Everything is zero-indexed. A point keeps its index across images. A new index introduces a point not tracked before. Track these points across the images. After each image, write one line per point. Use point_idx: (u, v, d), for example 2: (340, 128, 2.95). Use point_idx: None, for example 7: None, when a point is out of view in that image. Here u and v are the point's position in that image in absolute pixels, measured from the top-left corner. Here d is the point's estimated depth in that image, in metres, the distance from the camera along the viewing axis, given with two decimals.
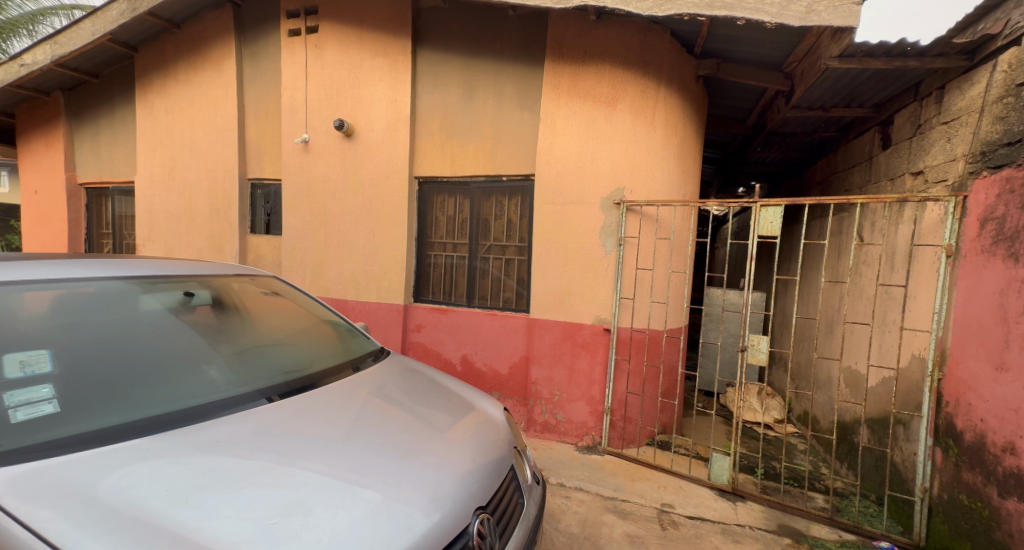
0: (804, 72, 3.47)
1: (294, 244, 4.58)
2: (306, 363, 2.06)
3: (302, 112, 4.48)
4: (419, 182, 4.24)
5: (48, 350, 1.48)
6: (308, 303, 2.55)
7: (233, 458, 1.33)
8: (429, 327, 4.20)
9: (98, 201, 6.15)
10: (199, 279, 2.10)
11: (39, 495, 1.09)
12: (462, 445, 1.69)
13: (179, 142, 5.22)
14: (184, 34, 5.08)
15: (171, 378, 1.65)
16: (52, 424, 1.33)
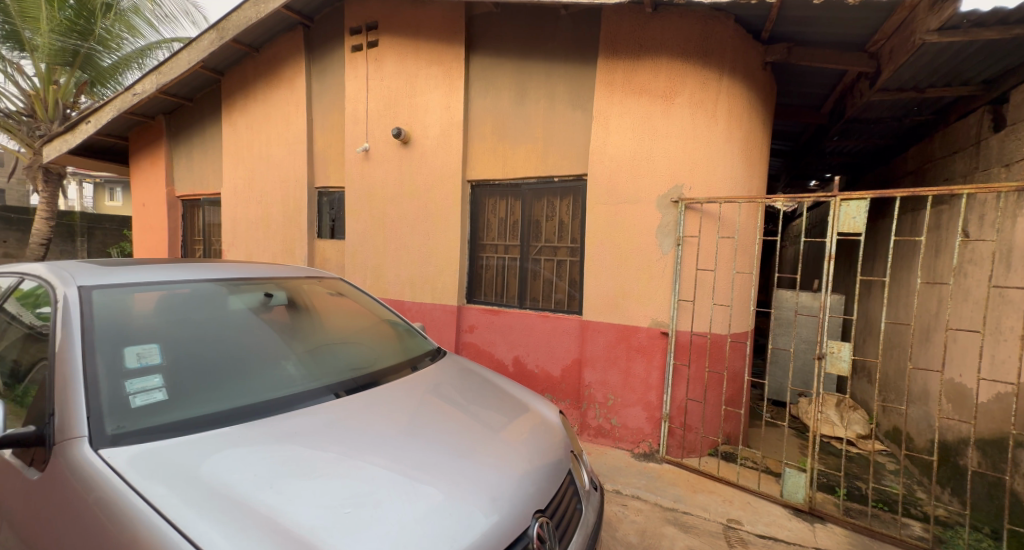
0: (894, 50, 3.17)
1: (356, 248, 4.82)
2: (370, 361, 2.16)
3: (363, 123, 4.71)
4: (471, 185, 4.32)
5: (157, 344, 1.66)
6: (368, 303, 2.67)
7: (310, 449, 1.41)
8: (482, 328, 4.25)
9: (191, 211, 6.83)
10: (274, 282, 2.26)
11: (153, 473, 1.21)
12: (518, 446, 1.69)
13: (257, 155, 5.67)
14: (261, 57, 5.53)
15: (254, 372, 1.78)
16: (162, 410, 1.48)
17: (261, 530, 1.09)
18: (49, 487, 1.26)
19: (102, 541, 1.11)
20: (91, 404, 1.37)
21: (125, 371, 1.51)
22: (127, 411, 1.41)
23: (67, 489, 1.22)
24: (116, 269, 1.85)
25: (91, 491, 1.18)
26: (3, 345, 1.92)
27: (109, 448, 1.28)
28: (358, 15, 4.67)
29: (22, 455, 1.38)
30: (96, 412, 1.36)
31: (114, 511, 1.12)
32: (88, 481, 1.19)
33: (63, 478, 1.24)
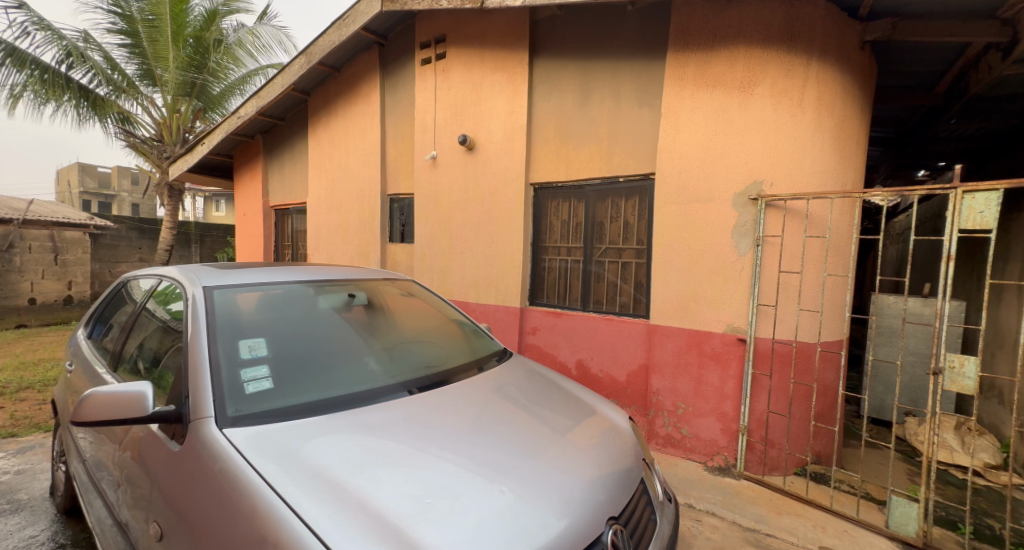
0: None
1: (424, 251, 5.02)
2: (443, 359, 2.24)
3: (432, 131, 4.90)
4: (535, 188, 4.33)
5: (263, 338, 1.85)
6: (436, 303, 2.76)
7: (395, 440, 1.48)
8: (544, 330, 4.24)
9: (281, 219, 7.51)
10: (355, 284, 2.42)
11: (264, 452, 1.34)
12: (588, 450, 1.67)
13: (337, 166, 6.10)
14: (341, 76, 5.96)
15: (342, 366, 1.91)
16: (269, 396, 1.63)
17: (354, 513, 1.16)
18: (182, 458, 1.43)
19: (225, 509, 1.23)
20: (215, 389, 1.54)
21: (240, 361, 1.69)
22: (242, 396, 1.58)
23: (197, 460, 1.38)
24: (229, 273, 2.08)
25: (217, 462, 1.32)
26: (144, 336, 2.23)
27: (230, 427, 1.44)
28: (427, 30, 4.88)
29: (161, 428, 1.58)
30: (220, 396, 1.53)
31: (236, 481, 1.25)
32: (215, 454, 1.35)
33: (195, 450, 1.40)
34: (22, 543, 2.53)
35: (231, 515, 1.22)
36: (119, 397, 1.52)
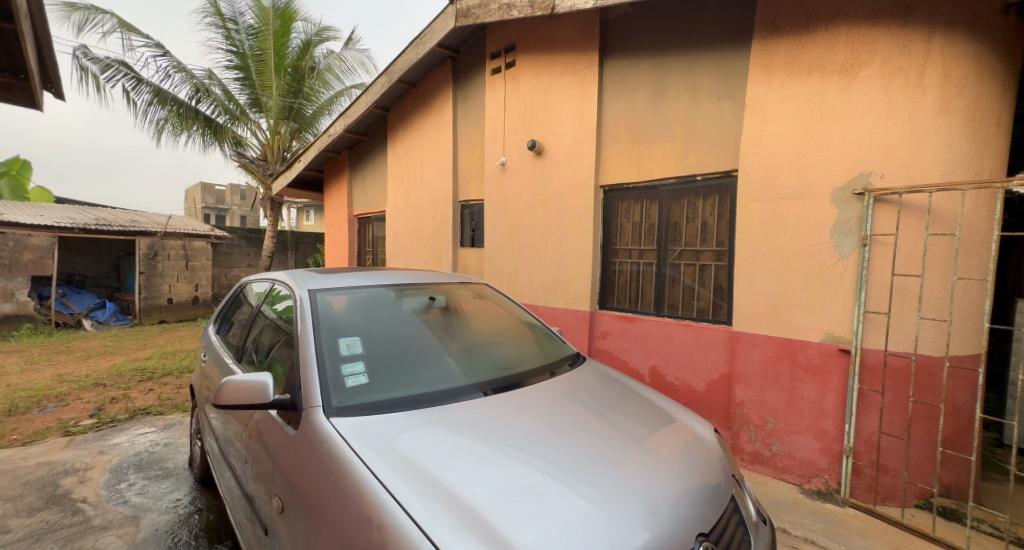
0: None
1: (493, 255, 5.11)
2: (520, 362, 2.26)
3: (502, 138, 4.98)
4: (604, 190, 4.23)
5: (358, 337, 1.99)
6: (507, 306, 2.79)
7: (479, 438, 1.52)
8: (615, 335, 4.12)
9: (363, 227, 8.06)
10: (432, 288, 2.52)
11: (363, 441, 1.44)
12: (673, 460, 1.59)
13: (413, 176, 6.42)
14: (417, 91, 6.27)
15: (425, 365, 2.00)
16: (365, 390, 1.75)
17: (445, 503, 1.20)
18: (296, 441, 1.58)
19: (332, 489, 1.34)
20: (321, 383, 1.69)
21: (341, 357, 1.84)
22: (343, 390, 1.71)
23: (309, 445, 1.51)
24: (326, 278, 2.27)
25: (325, 447, 1.44)
26: (259, 332, 2.50)
27: (335, 416, 1.57)
28: (498, 39, 4.99)
29: (279, 414, 1.75)
30: (325, 388, 1.68)
31: (342, 465, 1.36)
32: (324, 440, 1.47)
33: (306, 435, 1.55)
34: (171, 504, 2.94)
35: (338, 496, 1.31)
36: (242, 384, 1.68)
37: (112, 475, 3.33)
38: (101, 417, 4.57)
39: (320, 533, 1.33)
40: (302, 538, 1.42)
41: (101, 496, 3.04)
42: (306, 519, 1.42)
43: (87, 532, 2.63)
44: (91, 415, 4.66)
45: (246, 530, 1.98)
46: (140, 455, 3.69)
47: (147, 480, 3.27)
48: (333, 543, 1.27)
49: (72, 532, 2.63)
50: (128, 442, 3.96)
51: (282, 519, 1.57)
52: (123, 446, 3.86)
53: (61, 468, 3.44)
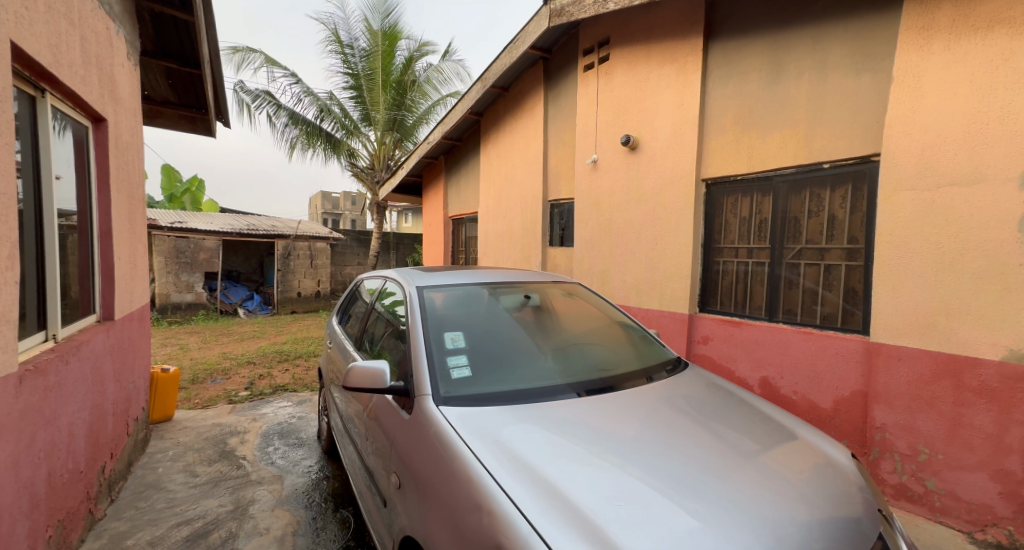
0: None
1: (583, 254, 5.00)
2: (620, 364, 2.17)
3: (593, 135, 4.86)
4: (706, 184, 3.92)
5: (461, 331, 2.07)
6: (600, 305, 2.70)
7: (582, 438, 1.49)
8: (718, 340, 3.80)
9: (457, 228, 8.42)
10: (525, 287, 2.53)
11: (469, 431, 1.48)
12: (801, 485, 1.40)
13: (504, 177, 6.55)
14: (509, 93, 6.39)
15: (522, 362, 2.01)
16: (469, 382, 1.81)
17: (551, 499, 1.19)
18: (409, 425, 1.69)
19: (443, 472, 1.40)
20: (430, 372, 1.79)
21: (446, 349, 1.93)
22: (449, 380, 1.79)
23: (421, 428, 1.60)
24: (429, 277, 2.40)
25: (436, 433, 1.52)
26: (372, 324, 2.72)
27: (443, 405, 1.64)
28: (591, 34, 4.87)
29: (394, 399, 1.89)
30: (434, 378, 1.77)
31: (450, 452, 1.41)
32: (434, 426, 1.55)
33: (418, 420, 1.64)
34: (306, 469, 3.33)
35: (448, 480, 1.36)
36: (364, 370, 1.83)
37: (263, 439, 3.88)
38: (252, 390, 5.39)
39: (431, 514, 1.40)
40: (416, 514, 1.50)
41: (256, 455, 3.56)
42: (419, 497, 1.50)
43: (246, 484, 3.09)
44: (245, 387, 5.53)
45: (366, 499, 2.16)
46: (283, 424, 4.26)
47: (287, 446, 3.75)
48: (444, 524, 1.33)
49: (237, 482, 3.12)
50: (273, 412, 4.59)
51: (398, 495, 1.68)
52: (269, 415, 4.49)
53: (226, 429, 4.10)
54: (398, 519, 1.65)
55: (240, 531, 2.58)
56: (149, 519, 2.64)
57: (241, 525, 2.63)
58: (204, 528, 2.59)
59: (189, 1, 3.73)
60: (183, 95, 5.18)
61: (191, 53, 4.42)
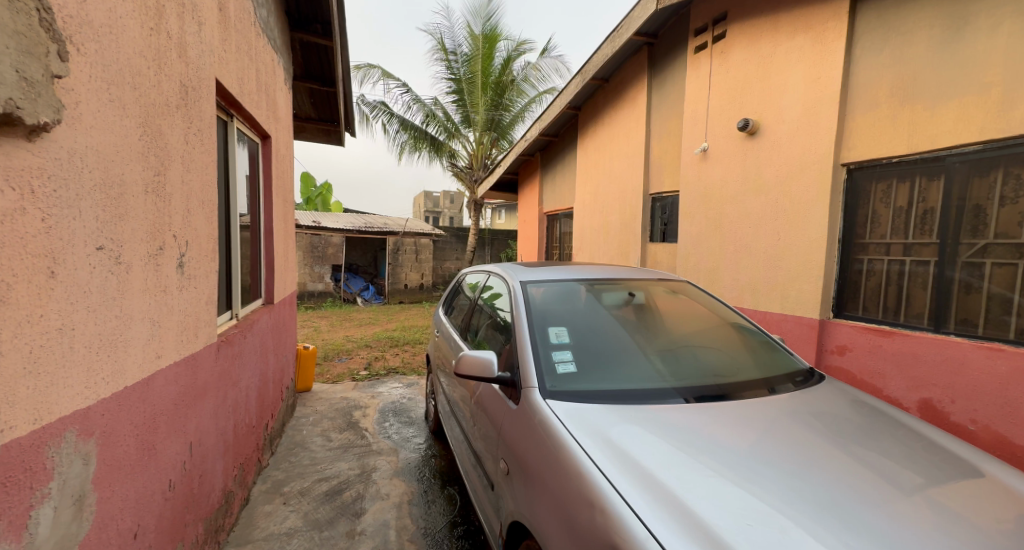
0: None
1: (689, 250, 4.72)
2: (735, 370, 2.04)
3: (704, 122, 4.55)
4: (848, 168, 3.45)
5: (564, 328, 2.11)
6: (709, 305, 2.54)
7: (697, 446, 1.43)
8: (859, 351, 3.34)
9: (551, 224, 8.49)
10: (628, 285, 2.48)
11: (580, 428, 1.51)
12: (982, 533, 1.19)
13: (603, 171, 6.43)
14: (609, 85, 6.25)
15: (628, 362, 1.98)
16: (574, 378, 1.84)
17: (671, 508, 1.17)
18: (517, 416, 1.77)
19: (553, 465, 1.45)
20: (537, 366, 1.86)
21: (551, 345, 1.98)
22: (555, 375, 1.84)
23: (530, 420, 1.67)
24: (532, 274, 2.48)
25: (545, 426, 1.57)
26: (476, 316, 2.88)
27: (550, 398, 1.70)
28: (704, 13, 4.55)
29: (501, 389, 1.98)
30: (540, 372, 1.83)
31: (561, 446, 1.46)
32: (543, 419, 1.60)
33: (526, 411, 1.71)
34: (417, 446, 3.65)
35: (559, 474, 1.41)
36: (474, 359, 1.96)
37: (380, 415, 4.34)
38: (370, 370, 6.04)
39: (542, 504, 1.46)
40: (524, 502, 1.57)
41: (376, 429, 3.99)
42: (528, 485, 1.57)
43: (370, 453, 3.50)
44: (364, 368, 6.21)
45: (473, 480, 2.31)
46: (396, 403, 4.71)
47: (400, 423, 4.14)
48: (555, 515, 1.37)
49: (362, 450, 3.54)
50: (386, 391, 5.11)
51: (506, 482, 1.77)
52: (384, 394, 4.99)
53: (351, 403, 4.64)
54: (506, 504, 1.75)
55: (367, 493, 2.93)
56: (299, 472, 3.13)
57: (367, 488, 2.98)
58: (338, 487, 2.98)
59: (330, 28, 4.25)
60: (321, 110, 5.92)
61: (327, 74, 5.05)
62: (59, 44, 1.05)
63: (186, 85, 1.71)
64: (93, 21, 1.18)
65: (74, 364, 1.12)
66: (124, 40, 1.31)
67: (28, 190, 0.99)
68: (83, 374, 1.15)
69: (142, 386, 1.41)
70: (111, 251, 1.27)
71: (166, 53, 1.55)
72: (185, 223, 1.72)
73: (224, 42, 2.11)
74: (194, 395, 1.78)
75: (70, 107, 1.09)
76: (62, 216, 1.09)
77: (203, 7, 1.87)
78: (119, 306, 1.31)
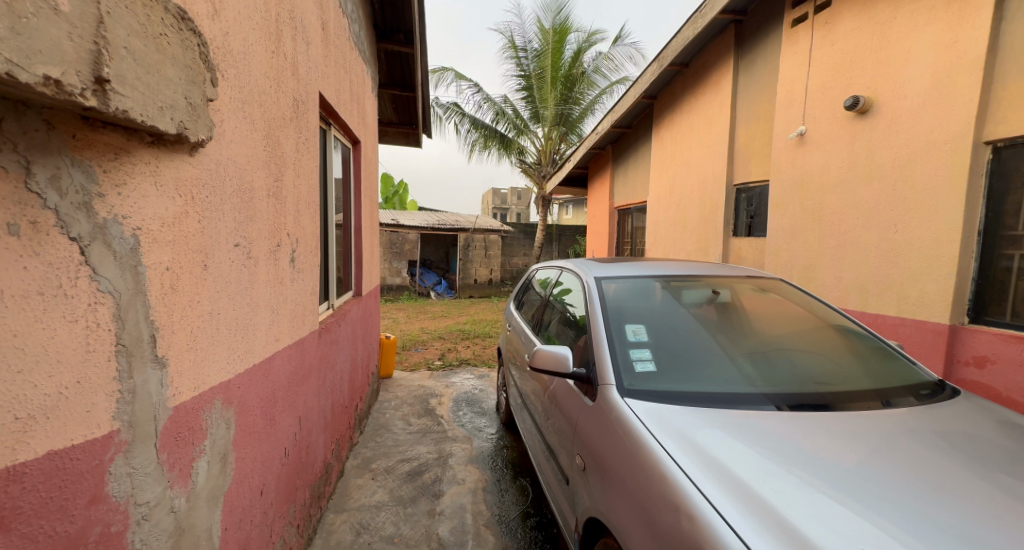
0: None
1: (781, 245, 4.37)
2: (837, 378, 1.86)
3: (802, 104, 4.17)
4: (994, 146, 2.89)
5: (642, 325, 2.07)
6: (805, 305, 2.34)
7: (793, 457, 1.34)
8: (1004, 363, 2.78)
9: (622, 218, 8.28)
10: (710, 283, 2.36)
11: (663, 429, 1.48)
12: None
13: (680, 162, 6.14)
14: (690, 69, 5.93)
15: (712, 363, 1.90)
16: (654, 377, 1.80)
17: (771, 521, 1.11)
18: (594, 412, 1.76)
19: (633, 464, 1.43)
20: (614, 364, 1.84)
21: (629, 342, 1.95)
22: (633, 373, 1.81)
23: (607, 417, 1.66)
24: (606, 271, 2.44)
25: (624, 425, 1.56)
26: (547, 311, 2.90)
27: (629, 397, 1.68)
28: None
29: (576, 384, 1.99)
30: (618, 370, 1.81)
31: (642, 446, 1.43)
32: (622, 418, 1.59)
33: (603, 408, 1.71)
34: (489, 436, 3.76)
35: (640, 474, 1.39)
36: (549, 354, 1.99)
37: (454, 404, 4.53)
38: (443, 361, 6.32)
39: (621, 504, 1.45)
40: (602, 500, 1.57)
41: (450, 417, 4.18)
42: (605, 482, 1.57)
43: (446, 439, 3.67)
44: (438, 358, 6.51)
45: (546, 473, 2.35)
46: (469, 393, 4.89)
47: (473, 413, 4.29)
48: (636, 515, 1.36)
49: (439, 436, 3.72)
50: (459, 382, 5.32)
51: (582, 479, 1.77)
52: (457, 384, 5.21)
53: (427, 391, 4.90)
54: (582, 501, 1.75)
55: (444, 476, 3.09)
56: (384, 451, 3.39)
57: (444, 472, 3.14)
58: (417, 468, 3.17)
59: (411, 35, 4.47)
60: (402, 114, 6.27)
61: (407, 79, 5.32)
62: (212, 72, 1.23)
63: (298, 99, 1.91)
64: (233, 50, 1.36)
65: (219, 344, 1.32)
66: (254, 62, 1.50)
67: (190, 198, 1.18)
68: (225, 351, 1.35)
69: (266, 365, 1.62)
70: (243, 247, 1.46)
71: (283, 72, 1.75)
72: (296, 223, 1.93)
73: (326, 57, 2.32)
74: (302, 375, 2.00)
75: (218, 124, 1.29)
76: (212, 218, 1.28)
77: (310, 28, 2.08)
78: (249, 295, 1.50)
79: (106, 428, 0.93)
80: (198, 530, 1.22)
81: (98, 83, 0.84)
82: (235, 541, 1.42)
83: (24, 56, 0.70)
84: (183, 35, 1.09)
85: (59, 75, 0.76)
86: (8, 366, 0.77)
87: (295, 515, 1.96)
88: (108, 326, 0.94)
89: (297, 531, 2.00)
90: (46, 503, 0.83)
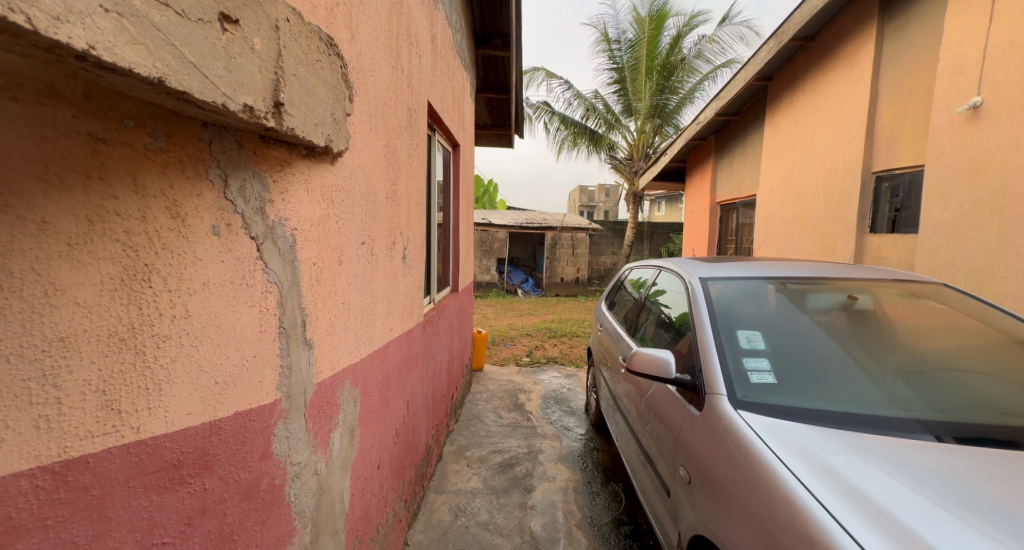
0: None
1: (938, 243, 3.70)
2: (1015, 409, 1.55)
3: (975, 70, 3.45)
4: None
5: (759, 332, 1.90)
6: (970, 317, 1.97)
7: (961, 500, 1.15)
8: None
9: (727, 215, 7.67)
10: (841, 287, 2.09)
11: (789, 451, 1.35)
12: None
13: (801, 150, 5.51)
14: (817, 43, 5.28)
15: (846, 380, 1.68)
16: (773, 390, 1.65)
17: None
18: (701, 422, 1.66)
19: (751, 484, 1.32)
20: (725, 372, 1.72)
21: (742, 350, 1.81)
22: (748, 384, 1.68)
23: (718, 430, 1.56)
24: (714, 272, 2.28)
25: (738, 441, 1.45)
26: (642, 312, 2.79)
27: (743, 410, 1.56)
28: None
29: (678, 390, 1.90)
30: (729, 379, 1.69)
31: (762, 467, 1.32)
32: (736, 432, 1.48)
33: (713, 420, 1.60)
34: (579, 436, 3.74)
35: (760, 495, 1.28)
36: (650, 357, 1.92)
37: (543, 401, 4.56)
38: (532, 358, 6.39)
39: (735, 525, 1.35)
40: (711, 518, 1.48)
41: (540, 414, 4.23)
42: (715, 498, 1.48)
43: (535, 435, 3.72)
44: (526, 355, 6.61)
45: (642, 479, 2.27)
46: (557, 391, 4.90)
47: (562, 412, 4.29)
48: (753, 539, 1.26)
49: (528, 431, 3.79)
50: (547, 379, 5.35)
51: (686, 492, 1.69)
52: (545, 381, 5.25)
53: (517, 386, 5.00)
54: (687, 515, 1.67)
55: (535, 471, 3.14)
56: (477, 441, 3.54)
57: (535, 467, 3.19)
58: (510, 461, 3.26)
59: (508, 37, 4.58)
60: (495, 116, 6.45)
61: (502, 82, 5.47)
62: (349, 90, 1.37)
63: (411, 108, 2.06)
64: (363, 67, 1.52)
65: (349, 331, 1.48)
66: (378, 76, 1.65)
67: (330, 202, 1.35)
68: (353, 338, 1.51)
69: (382, 353, 1.78)
70: (367, 245, 1.62)
71: (400, 82, 1.90)
72: (407, 222, 2.09)
73: (433, 66, 2.48)
74: (409, 363, 2.16)
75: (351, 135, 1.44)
76: (345, 219, 1.45)
77: (422, 40, 2.23)
78: (371, 288, 1.67)
79: (271, 396, 1.10)
80: (334, 493, 1.39)
81: (276, 107, 0.99)
82: (358, 507, 1.59)
83: (232, 88, 0.84)
84: (331, 59, 1.24)
85: (252, 103, 0.90)
86: (211, 340, 0.94)
87: (403, 492, 2.13)
88: (274, 311, 1.11)
89: (404, 505, 2.18)
90: (234, 452, 1.00)
